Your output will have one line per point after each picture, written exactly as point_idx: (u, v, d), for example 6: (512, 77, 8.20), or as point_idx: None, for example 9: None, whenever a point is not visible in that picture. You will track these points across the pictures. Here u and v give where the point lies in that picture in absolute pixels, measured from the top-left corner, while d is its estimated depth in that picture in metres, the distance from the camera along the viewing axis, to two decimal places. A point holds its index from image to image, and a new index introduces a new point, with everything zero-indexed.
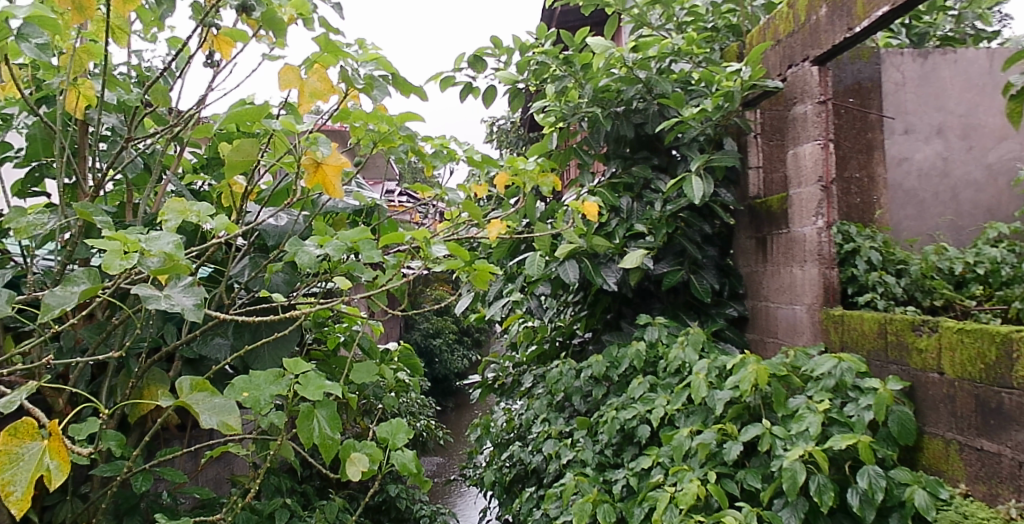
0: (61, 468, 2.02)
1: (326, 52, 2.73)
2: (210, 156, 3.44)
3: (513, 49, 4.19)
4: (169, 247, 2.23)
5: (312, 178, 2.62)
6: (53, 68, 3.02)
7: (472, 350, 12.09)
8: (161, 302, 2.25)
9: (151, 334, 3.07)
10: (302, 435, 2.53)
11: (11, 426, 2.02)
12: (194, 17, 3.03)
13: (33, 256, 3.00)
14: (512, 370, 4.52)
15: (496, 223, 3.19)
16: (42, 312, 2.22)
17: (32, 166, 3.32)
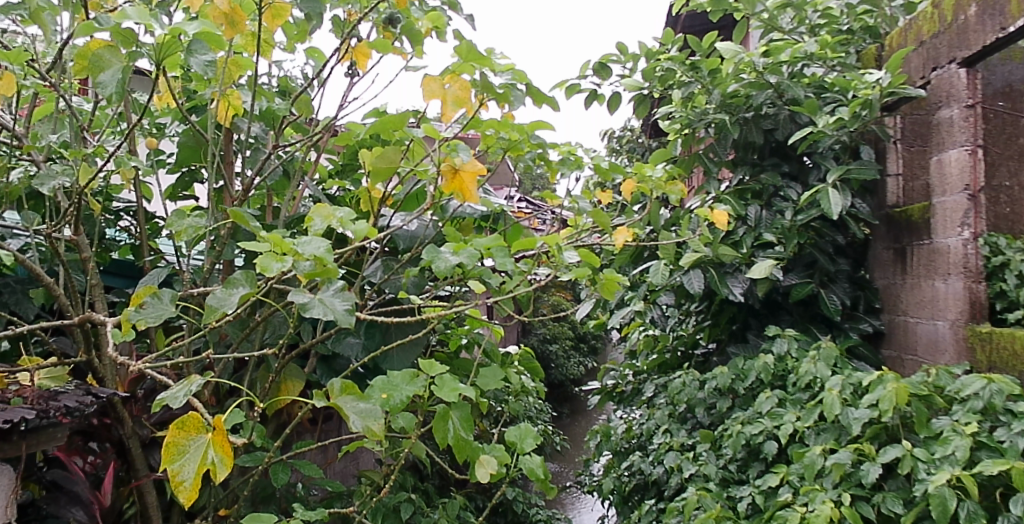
0: (223, 463, 2.13)
1: (466, 60, 2.88)
2: (345, 162, 3.62)
3: (639, 56, 4.16)
4: (319, 251, 2.34)
5: (451, 183, 2.68)
6: (206, 79, 3.21)
7: (588, 357, 12.05)
8: (318, 308, 2.34)
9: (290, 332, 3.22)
10: (438, 436, 2.66)
11: (180, 419, 2.15)
12: (336, 33, 3.29)
13: (186, 257, 3.21)
14: (633, 379, 4.48)
15: (624, 230, 3.14)
16: (206, 313, 2.35)
17: (183, 171, 3.54)
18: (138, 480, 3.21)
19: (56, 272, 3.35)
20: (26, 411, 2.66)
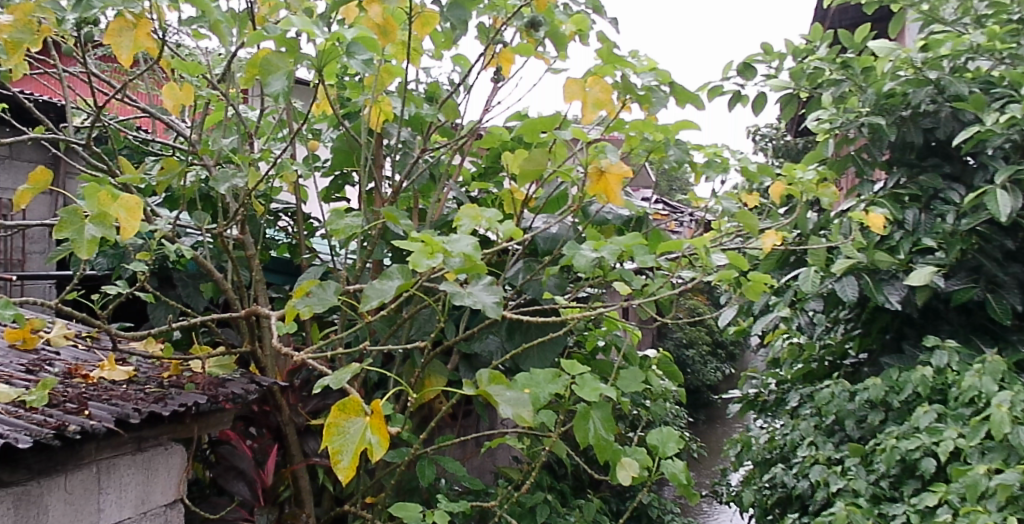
0: (380, 445, 2.12)
1: (607, 63, 2.92)
2: (487, 166, 3.71)
3: (785, 55, 4.03)
4: (467, 249, 2.41)
5: (596, 185, 2.69)
6: (360, 86, 3.36)
7: (725, 364, 11.75)
8: (465, 299, 2.42)
9: (435, 329, 3.33)
10: (578, 434, 2.71)
11: (341, 401, 2.16)
12: (482, 39, 3.41)
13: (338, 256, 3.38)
14: (776, 388, 4.35)
15: (773, 233, 3.03)
16: (363, 302, 2.43)
17: (335, 175, 3.74)
18: (293, 464, 3.40)
19: (224, 268, 3.61)
20: (199, 396, 2.90)
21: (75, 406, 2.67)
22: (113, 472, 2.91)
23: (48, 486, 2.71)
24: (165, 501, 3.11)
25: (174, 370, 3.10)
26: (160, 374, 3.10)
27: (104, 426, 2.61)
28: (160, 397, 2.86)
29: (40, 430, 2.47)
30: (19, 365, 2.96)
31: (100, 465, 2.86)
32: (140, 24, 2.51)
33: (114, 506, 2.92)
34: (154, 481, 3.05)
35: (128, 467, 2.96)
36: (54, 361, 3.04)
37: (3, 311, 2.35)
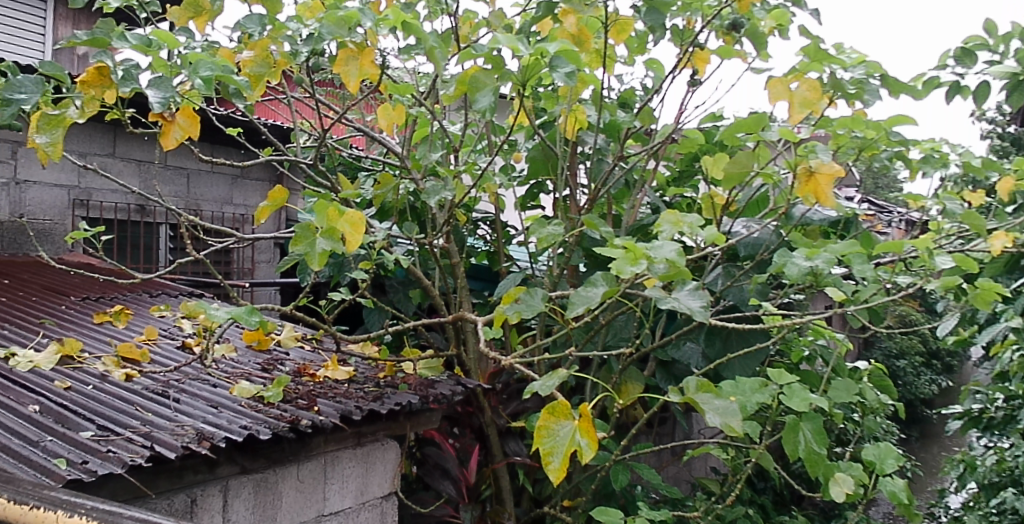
0: (589, 449, 2.13)
1: (812, 59, 2.83)
2: (682, 169, 3.76)
3: (1012, 36, 3.68)
4: (671, 255, 2.39)
5: (804, 187, 2.59)
6: (556, 97, 3.43)
7: (941, 376, 10.85)
8: (670, 303, 2.44)
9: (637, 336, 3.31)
10: (788, 447, 2.63)
11: (550, 405, 2.20)
12: (676, 42, 3.42)
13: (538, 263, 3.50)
14: (1005, 404, 3.99)
15: (1002, 235, 2.78)
16: (570, 308, 2.49)
17: (531, 184, 3.88)
18: (495, 464, 3.65)
19: (429, 275, 3.85)
20: (412, 396, 3.13)
21: (306, 403, 2.95)
22: (337, 464, 3.22)
23: (282, 474, 3.02)
24: (381, 493, 3.39)
25: (389, 371, 3.34)
26: (377, 374, 3.35)
27: (331, 421, 2.85)
28: (378, 396, 3.09)
29: (278, 423, 2.74)
30: (257, 363, 3.28)
31: (327, 457, 3.18)
32: (364, 53, 2.75)
33: (338, 495, 3.22)
34: (372, 474, 3.35)
35: (349, 460, 3.26)
36: (285, 360, 3.35)
37: (249, 318, 2.56)
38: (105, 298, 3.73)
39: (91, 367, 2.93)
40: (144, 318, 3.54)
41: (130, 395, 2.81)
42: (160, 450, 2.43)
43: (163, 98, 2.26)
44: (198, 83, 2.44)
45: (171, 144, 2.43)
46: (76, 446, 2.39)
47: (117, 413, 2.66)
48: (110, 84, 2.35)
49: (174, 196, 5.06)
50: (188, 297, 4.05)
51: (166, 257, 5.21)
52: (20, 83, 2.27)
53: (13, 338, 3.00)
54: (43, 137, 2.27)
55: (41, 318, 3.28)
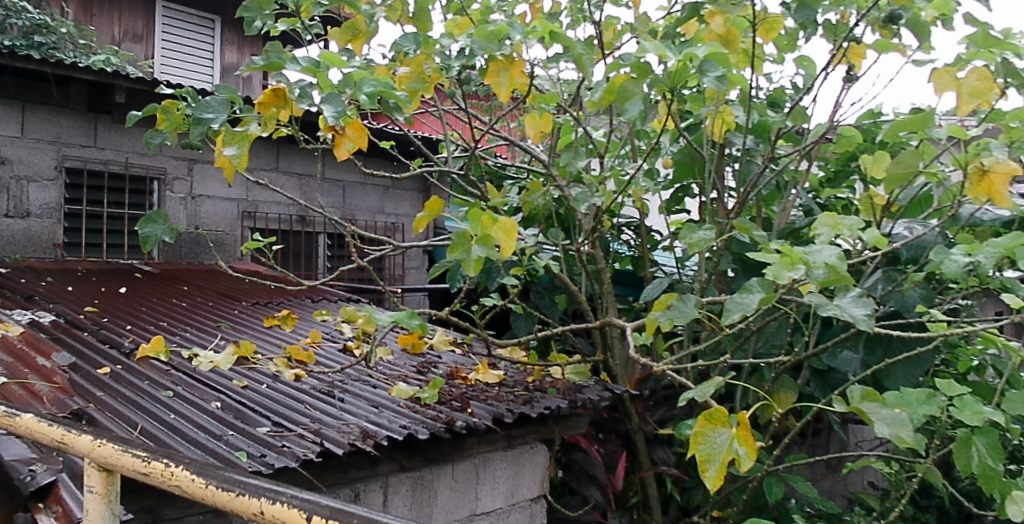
0: (749, 456, 2.08)
1: (983, 48, 2.66)
2: (837, 169, 3.71)
3: None
4: (832, 259, 2.30)
5: (976, 187, 2.44)
6: (701, 99, 3.38)
7: None
8: (833, 310, 2.35)
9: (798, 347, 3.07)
10: (959, 461, 2.53)
11: (707, 411, 2.17)
12: (828, 37, 3.30)
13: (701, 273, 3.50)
14: None
15: None
16: (725, 315, 2.46)
17: (676, 188, 3.90)
18: (643, 471, 3.77)
19: (576, 280, 3.94)
20: (561, 401, 3.20)
21: (460, 404, 3.06)
22: (488, 465, 3.35)
23: (438, 473, 3.16)
24: (531, 495, 3.53)
25: (538, 376, 3.43)
26: (525, 379, 3.45)
27: (485, 424, 2.93)
28: (528, 400, 3.18)
29: (435, 424, 2.85)
30: (412, 366, 3.44)
31: (479, 458, 3.31)
32: (515, 64, 2.82)
33: (489, 495, 3.35)
34: (521, 477, 3.48)
35: (500, 461, 3.39)
36: (439, 364, 3.50)
37: (410, 321, 2.65)
38: (273, 303, 4.00)
39: (264, 367, 3.15)
40: (308, 322, 3.78)
41: (300, 394, 2.99)
42: (329, 446, 2.57)
43: (335, 111, 2.43)
44: (363, 99, 2.58)
45: (343, 155, 2.58)
46: (255, 440, 2.57)
47: (289, 410, 2.84)
48: (285, 103, 2.52)
49: (332, 207, 5.34)
50: (347, 302, 4.28)
51: (324, 264, 5.51)
52: (209, 105, 2.50)
53: (196, 340, 3.28)
54: (231, 151, 2.50)
55: (218, 321, 3.57)
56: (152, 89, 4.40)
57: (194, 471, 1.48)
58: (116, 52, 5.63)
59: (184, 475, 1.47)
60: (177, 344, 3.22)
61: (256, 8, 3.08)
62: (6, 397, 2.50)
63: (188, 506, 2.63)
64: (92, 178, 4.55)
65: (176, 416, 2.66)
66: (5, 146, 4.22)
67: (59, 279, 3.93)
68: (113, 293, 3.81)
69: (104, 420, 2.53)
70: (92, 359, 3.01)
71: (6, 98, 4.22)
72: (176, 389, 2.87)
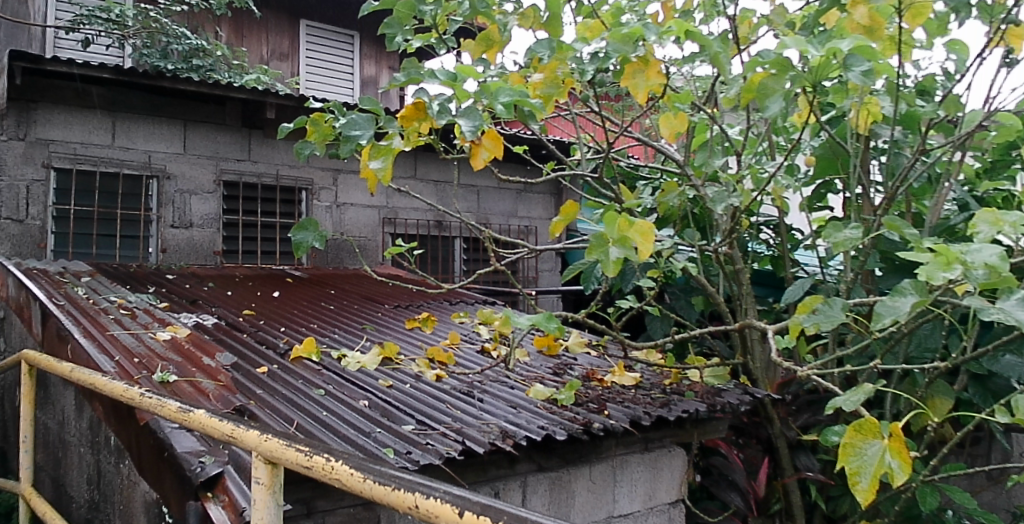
0: (903, 469, 1.99)
1: None
2: (996, 159, 3.48)
3: None
4: (993, 259, 2.15)
5: None
6: (843, 90, 3.23)
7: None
8: (995, 315, 2.20)
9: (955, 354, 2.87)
10: None
11: (857, 421, 2.09)
12: (985, 19, 3.09)
13: (845, 274, 3.34)
14: None
15: None
16: (874, 320, 2.37)
17: (818, 184, 3.78)
18: (785, 478, 3.67)
19: (714, 282, 3.89)
20: (699, 404, 3.16)
21: (596, 407, 3.07)
22: (626, 468, 3.34)
23: (575, 474, 3.18)
24: (669, 499, 3.50)
25: (675, 378, 3.41)
26: (662, 381, 3.42)
27: (622, 426, 2.93)
28: (665, 403, 3.16)
29: (572, 425, 2.87)
30: (549, 368, 3.48)
31: (616, 460, 3.31)
32: (650, 64, 2.83)
33: (627, 498, 3.34)
34: (659, 480, 3.46)
35: (637, 465, 3.38)
36: (575, 366, 3.53)
37: (547, 324, 2.67)
38: (413, 306, 4.14)
39: (407, 368, 3.28)
40: (447, 324, 3.90)
41: (442, 394, 3.09)
42: (471, 445, 2.64)
43: (473, 124, 2.50)
44: (499, 109, 2.63)
45: (479, 165, 2.65)
46: (400, 437, 2.67)
47: (431, 409, 2.94)
48: (425, 116, 2.63)
49: (468, 211, 5.48)
50: (483, 304, 4.38)
51: (460, 268, 5.66)
52: (356, 122, 2.60)
53: (344, 341, 3.45)
54: (377, 164, 2.63)
55: (364, 324, 3.73)
56: (299, 104, 4.67)
57: (352, 466, 1.53)
58: (266, 70, 5.99)
59: (343, 470, 1.52)
60: (326, 344, 3.40)
61: (397, 24, 3.22)
62: (178, 393, 2.71)
63: (339, 499, 2.75)
64: (247, 189, 4.87)
65: (327, 414, 2.81)
66: (170, 163, 4.58)
67: (219, 284, 4.23)
68: (268, 297, 4.06)
69: (263, 416, 2.69)
70: (252, 359, 3.21)
71: (170, 118, 4.58)
72: (327, 388, 3.02)
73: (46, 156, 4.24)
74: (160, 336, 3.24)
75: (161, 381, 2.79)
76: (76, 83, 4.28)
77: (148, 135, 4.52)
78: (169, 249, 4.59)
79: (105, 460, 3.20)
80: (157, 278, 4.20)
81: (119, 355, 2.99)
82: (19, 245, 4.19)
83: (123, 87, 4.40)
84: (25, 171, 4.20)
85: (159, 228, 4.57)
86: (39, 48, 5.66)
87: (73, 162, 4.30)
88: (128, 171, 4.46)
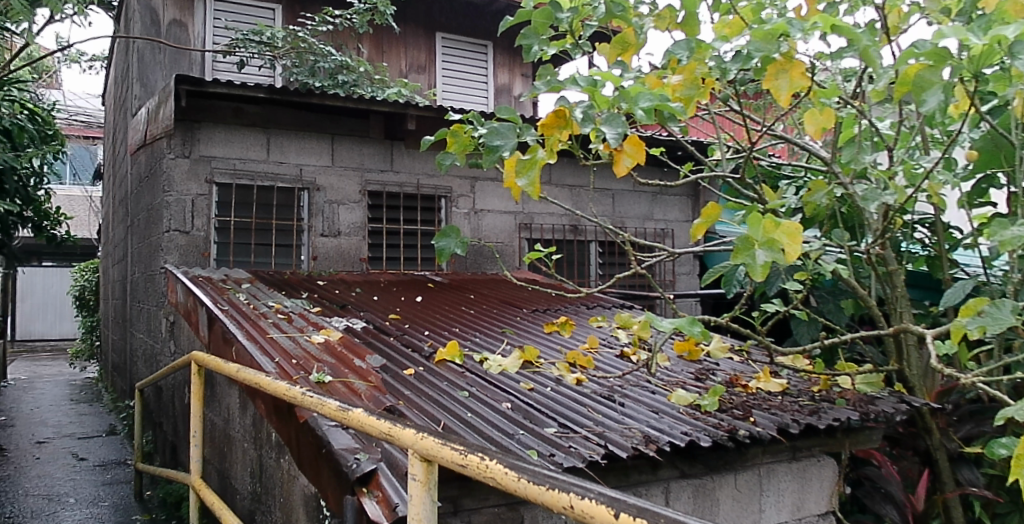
0: None
1: None
2: None
3: None
4: None
5: None
6: (1007, 78, 3.01)
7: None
8: None
9: None
10: None
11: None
12: None
13: (1013, 275, 3.12)
14: None
15: None
16: None
17: (979, 178, 3.56)
18: (946, 492, 3.46)
19: (865, 285, 3.74)
20: (852, 413, 3.05)
21: (741, 413, 3.00)
22: (773, 477, 3.23)
23: (720, 482, 3.11)
24: (819, 511, 3.37)
25: (824, 386, 3.29)
26: (811, 389, 3.31)
27: (769, 434, 2.85)
28: (814, 411, 3.05)
29: (717, 432, 2.82)
30: (690, 374, 3.44)
31: (762, 469, 3.21)
32: (794, 64, 2.76)
33: (774, 508, 3.24)
34: (808, 490, 3.33)
35: (785, 474, 3.26)
36: (717, 372, 3.47)
37: (691, 328, 2.60)
38: (551, 310, 4.19)
39: (548, 371, 3.31)
40: (586, 329, 3.92)
41: (583, 397, 3.10)
42: (613, 449, 2.63)
43: (615, 132, 2.55)
44: (640, 113, 2.64)
45: (622, 171, 2.63)
46: (543, 440, 2.70)
47: (573, 412, 2.95)
48: (566, 123, 2.66)
49: (604, 215, 5.48)
50: (621, 308, 4.37)
51: (597, 272, 5.67)
52: (499, 132, 2.68)
53: (486, 345, 3.53)
54: (523, 179, 2.63)
55: (503, 328, 3.80)
56: (438, 115, 4.83)
57: (507, 465, 1.56)
58: (405, 84, 6.22)
59: (498, 469, 1.55)
60: (469, 348, 3.49)
61: (533, 34, 3.27)
62: (333, 393, 2.85)
63: (485, 499, 2.80)
64: (391, 198, 5.08)
65: (472, 415, 2.88)
66: (319, 175, 4.83)
67: (365, 290, 4.42)
68: (411, 302, 4.21)
69: (411, 416, 2.79)
70: (399, 361, 3.34)
71: (319, 132, 4.84)
72: (471, 390, 3.10)
73: (209, 172, 4.56)
74: (314, 339, 3.42)
75: (317, 381, 2.94)
76: (235, 103, 4.60)
77: (300, 149, 4.79)
78: (319, 257, 4.83)
79: (266, 455, 3.40)
80: (309, 284, 4.44)
81: (278, 357, 3.17)
82: (187, 255, 4.51)
83: (276, 105, 4.69)
84: (191, 187, 4.52)
85: (310, 236, 4.83)
86: (199, 71, 6.09)
87: (232, 177, 4.61)
88: (281, 184, 4.74)
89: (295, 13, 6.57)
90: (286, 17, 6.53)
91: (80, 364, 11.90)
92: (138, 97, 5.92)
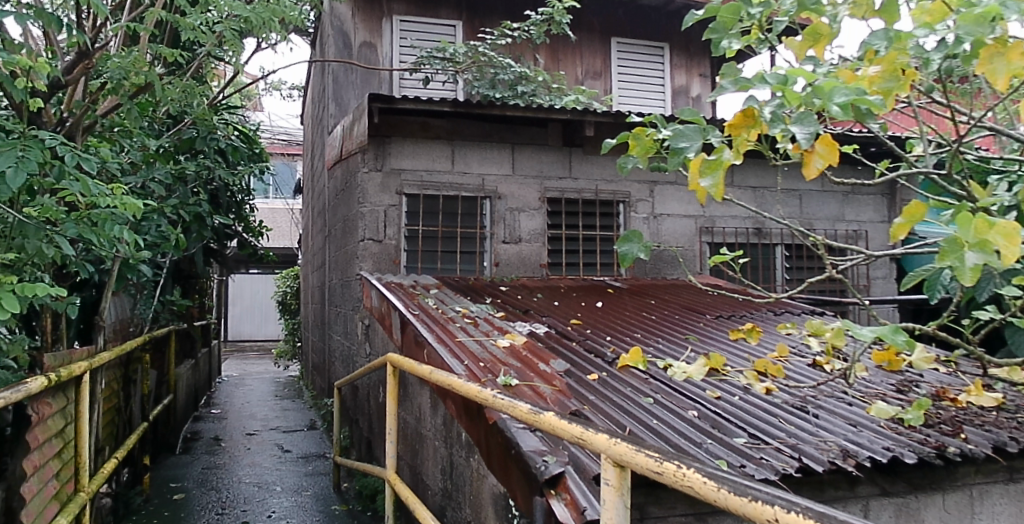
0: None
1: None
2: None
3: None
4: None
5: None
6: None
7: None
8: None
9: None
10: None
11: None
12: None
13: None
14: None
15: None
16: None
17: None
18: None
19: None
20: None
21: (950, 429, 2.81)
22: (987, 499, 2.97)
23: (925, 502, 2.87)
24: None
25: None
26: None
27: (983, 452, 2.67)
28: None
29: (923, 449, 2.66)
30: (891, 385, 3.26)
31: (974, 490, 2.95)
32: (1012, 48, 2.52)
33: None
34: None
35: (1001, 496, 2.98)
36: (921, 385, 3.26)
37: (895, 337, 2.42)
38: (736, 316, 4.08)
39: (735, 380, 3.24)
40: (774, 337, 3.81)
41: (773, 408, 2.99)
42: (808, 463, 2.54)
43: (806, 131, 2.47)
44: (835, 109, 2.47)
45: (813, 173, 2.52)
46: (734, 450, 2.64)
47: (763, 423, 2.86)
48: (754, 123, 2.64)
49: (791, 216, 5.26)
50: (811, 315, 4.18)
51: (783, 276, 5.45)
52: (684, 134, 2.64)
53: (669, 351, 3.49)
54: (706, 181, 2.56)
55: (687, 334, 3.75)
56: (616, 120, 4.84)
57: (705, 474, 1.53)
58: (582, 91, 6.28)
59: (696, 477, 1.53)
60: (653, 354, 3.47)
61: (722, 28, 3.19)
62: (520, 396, 2.92)
63: (671, 507, 2.75)
64: (569, 204, 5.15)
65: (658, 422, 2.85)
66: (501, 184, 4.99)
67: (547, 295, 4.51)
68: (592, 307, 4.24)
69: (596, 421, 2.82)
70: (584, 366, 3.37)
71: (500, 142, 5.00)
72: (656, 397, 3.08)
73: (399, 184, 4.82)
74: (501, 343, 3.54)
75: (505, 384, 3.03)
76: (421, 117, 4.85)
77: (482, 160, 4.96)
78: (501, 263, 4.99)
79: (457, 454, 3.55)
80: (492, 290, 4.59)
81: (467, 360, 3.30)
82: (380, 262, 4.80)
83: (460, 117, 4.90)
84: (383, 198, 4.80)
85: (492, 243, 5.00)
86: (388, 89, 6.45)
87: (420, 189, 4.86)
88: (465, 193, 4.94)
89: (475, 29, 6.81)
90: (467, 33, 6.77)
91: (283, 363, 12.94)
92: (335, 115, 6.44)
